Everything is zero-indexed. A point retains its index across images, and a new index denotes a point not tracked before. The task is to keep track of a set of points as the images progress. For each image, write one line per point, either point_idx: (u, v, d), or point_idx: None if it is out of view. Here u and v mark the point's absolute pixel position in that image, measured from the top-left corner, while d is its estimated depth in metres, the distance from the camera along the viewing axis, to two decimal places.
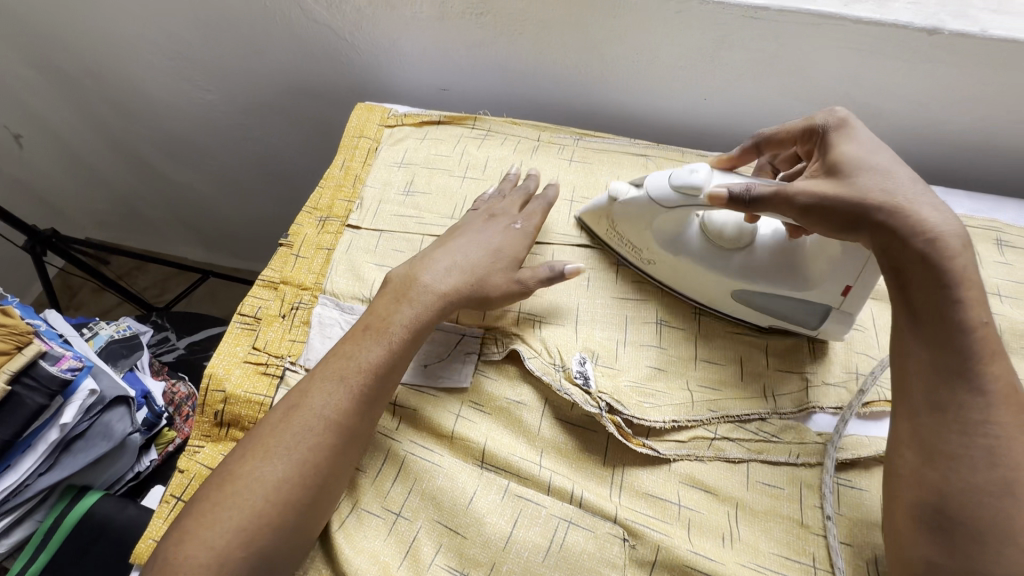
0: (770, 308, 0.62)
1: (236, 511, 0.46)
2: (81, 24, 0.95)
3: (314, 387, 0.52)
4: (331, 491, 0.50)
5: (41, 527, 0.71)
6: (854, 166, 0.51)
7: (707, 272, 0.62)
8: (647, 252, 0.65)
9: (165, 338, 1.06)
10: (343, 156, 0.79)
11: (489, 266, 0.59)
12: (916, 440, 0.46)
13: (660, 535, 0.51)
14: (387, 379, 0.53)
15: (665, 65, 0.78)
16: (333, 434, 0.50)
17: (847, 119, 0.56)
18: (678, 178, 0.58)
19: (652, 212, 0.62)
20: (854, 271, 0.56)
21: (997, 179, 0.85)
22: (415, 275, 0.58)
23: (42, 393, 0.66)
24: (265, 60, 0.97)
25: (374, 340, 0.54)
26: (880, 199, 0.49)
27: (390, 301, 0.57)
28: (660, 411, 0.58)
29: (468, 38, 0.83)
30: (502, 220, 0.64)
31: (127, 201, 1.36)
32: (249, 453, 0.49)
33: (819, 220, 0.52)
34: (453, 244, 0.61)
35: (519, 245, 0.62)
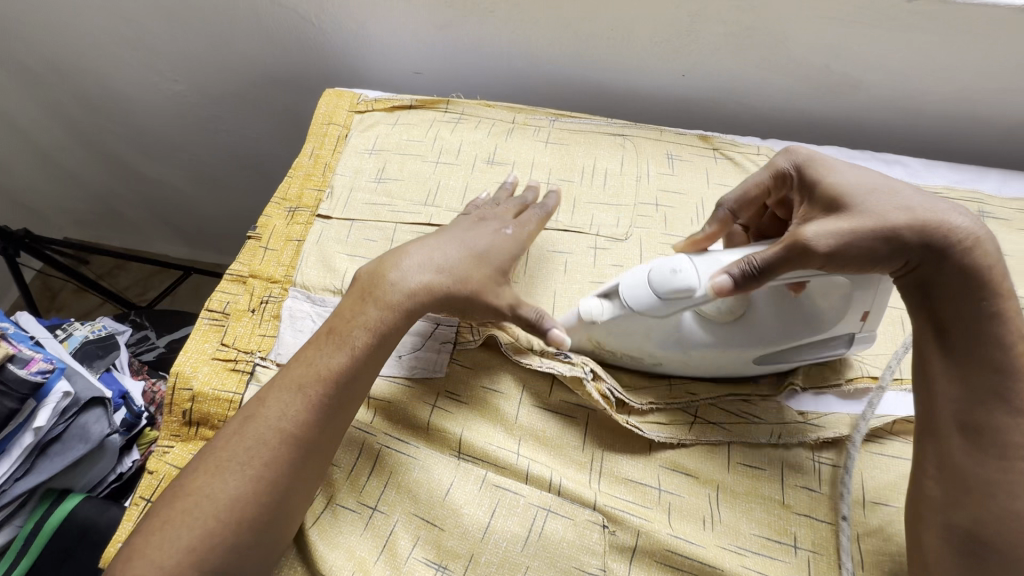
0: (799, 356, 0.57)
1: (185, 530, 0.44)
2: (38, 14, 0.91)
3: (271, 396, 0.50)
4: (291, 507, 0.48)
5: (22, 533, 0.68)
6: (856, 193, 0.48)
7: (729, 351, 0.54)
8: (650, 356, 0.57)
9: (144, 337, 1.04)
10: (312, 145, 0.77)
11: (472, 269, 0.55)
12: (947, 465, 0.46)
13: (639, 520, 0.51)
14: (347, 389, 0.50)
15: (640, 41, 0.76)
16: (289, 447, 0.47)
17: (814, 154, 0.53)
18: (660, 284, 0.50)
19: (644, 322, 0.53)
20: (870, 296, 0.53)
21: (979, 150, 0.84)
22: (380, 274, 0.55)
23: (12, 397, 0.63)
24: (232, 47, 0.94)
25: (334, 346, 0.51)
26: (903, 217, 0.46)
27: (353, 304, 0.54)
28: (638, 395, 0.58)
29: (438, 18, 0.80)
30: (494, 223, 0.60)
31: (100, 199, 1.33)
32: (202, 468, 0.47)
33: (846, 260, 0.46)
34: (432, 241, 0.57)
35: (507, 252, 0.57)
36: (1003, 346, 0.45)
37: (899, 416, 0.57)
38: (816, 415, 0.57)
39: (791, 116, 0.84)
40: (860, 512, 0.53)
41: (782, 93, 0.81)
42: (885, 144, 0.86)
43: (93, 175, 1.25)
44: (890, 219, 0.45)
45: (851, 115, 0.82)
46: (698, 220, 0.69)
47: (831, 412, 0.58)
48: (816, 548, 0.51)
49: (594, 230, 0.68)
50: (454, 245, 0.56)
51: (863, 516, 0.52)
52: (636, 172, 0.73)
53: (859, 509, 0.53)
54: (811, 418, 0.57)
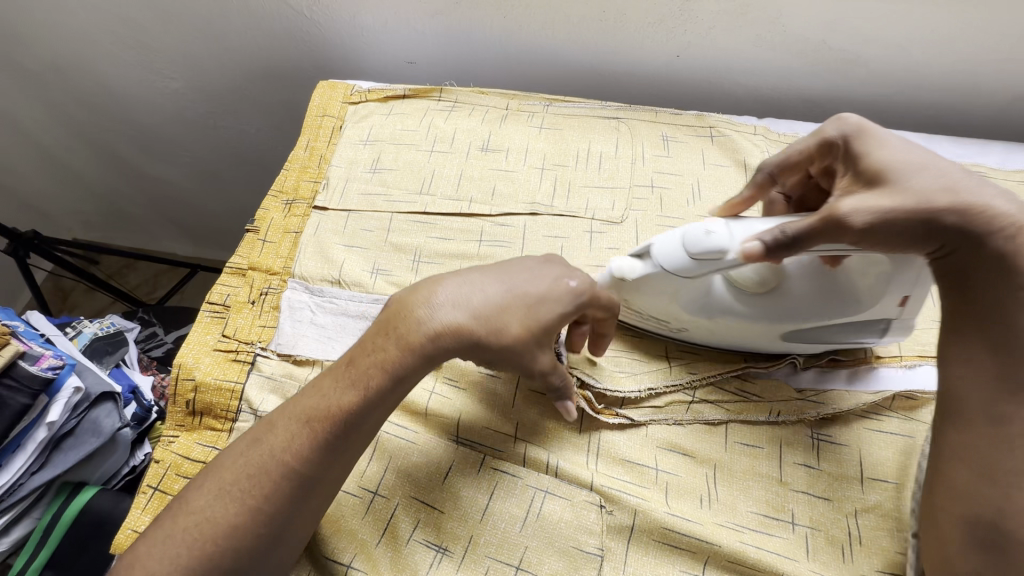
0: (830, 337, 0.56)
1: (180, 549, 0.43)
2: (35, 14, 0.91)
3: (281, 421, 0.46)
4: (289, 537, 0.46)
5: (41, 524, 0.70)
6: (902, 168, 0.45)
7: (753, 324, 0.54)
8: (676, 320, 0.57)
9: (152, 334, 1.05)
10: (307, 137, 0.77)
11: (513, 318, 0.46)
12: (971, 451, 0.43)
13: (635, 499, 0.51)
14: (355, 429, 0.46)
15: (632, 21, 0.76)
16: (289, 482, 0.44)
17: (865, 123, 0.49)
18: (692, 244, 0.50)
19: (672, 283, 0.53)
20: (912, 279, 0.51)
21: (982, 124, 0.82)
22: (409, 308, 0.47)
23: (25, 392, 0.65)
24: (228, 42, 0.94)
25: (349, 382, 0.46)
26: (947, 201, 0.43)
27: (377, 335, 0.47)
28: (636, 379, 0.58)
29: (428, 6, 0.80)
30: (561, 268, 0.50)
31: (106, 200, 1.35)
32: (208, 485, 0.45)
33: (878, 239, 0.45)
34: (475, 274, 0.48)
35: (558, 308, 0.47)
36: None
37: (898, 391, 0.57)
38: (814, 392, 0.57)
39: (789, 94, 0.83)
40: (858, 489, 0.53)
41: (779, 71, 0.79)
42: (884, 120, 0.84)
43: (97, 175, 1.27)
44: (931, 199, 0.43)
45: (849, 92, 0.81)
46: (694, 201, 0.69)
47: (829, 390, 0.58)
48: (815, 524, 0.51)
49: (589, 214, 0.68)
50: (500, 283, 0.47)
51: (861, 493, 0.52)
52: (631, 155, 0.72)
53: (857, 486, 0.53)
54: (808, 395, 0.57)
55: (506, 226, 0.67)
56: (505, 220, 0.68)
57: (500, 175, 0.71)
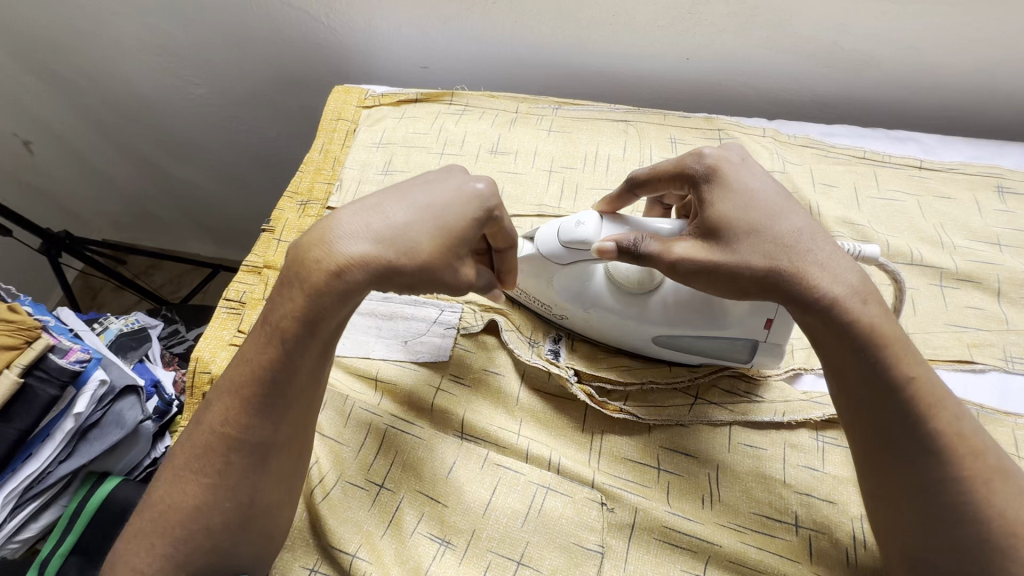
0: (696, 352, 0.57)
1: (153, 535, 0.47)
2: (70, 24, 0.96)
3: (216, 399, 0.48)
4: (263, 504, 0.48)
5: (67, 511, 0.73)
6: (734, 228, 0.44)
7: (623, 322, 0.56)
8: (555, 307, 0.59)
9: (174, 330, 1.09)
10: (322, 140, 0.80)
11: (422, 233, 0.44)
12: (877, 502, 0.45)
13: (636, 498, 0.52)
14: (284, 381, 0.46)
15: (641, 25, 0.76)
16: (235, 451, 0.46)
17: (720, 168, 0.47)
18: (565, 233, 0.53)
19: (546, 268, 0.56)
20: (773, 305, 0.52)
21: (1001, 125, 0.81)
22: (304, 254, 0.44)
23: (52, 384, 0.68)
24: (248, 47, 0.97)
25: (264, 341, 0.45)
26: (761, 266, 0.43)
27: (281, 287, 0.45)
28: (636, 374, 0.59)
29: (442, 12, 0.82)
30: (463, 174, 0.48)
31: (133, 202, 1.40)
32: (167, 476, 0.48)
33: (707, 284, 0.46)
34: (373, 199, 0.45)
35: (471, 217, 0.46)
36: (895, 390, 0.42)
37: None
38: (819, 395, 0.57)
39: (802, 95, 0.82)
40: None
41: (790, 73, 0.79)
42: (900, 122, 0.83)
43: (125, 177, 1.32)
44: (749, 262, 0.44)
45: (864, 93, 0.80)
46: None
47: (831, 392, 0.58)
48: (819, 526, 0.51)
49: None
50: (401, 202, 0.45)
51: None
52: (639, 157, 0.73)
53: None
54: (813, 397, 0.57)
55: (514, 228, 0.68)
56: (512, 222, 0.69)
57: (508, 178, 0.72)
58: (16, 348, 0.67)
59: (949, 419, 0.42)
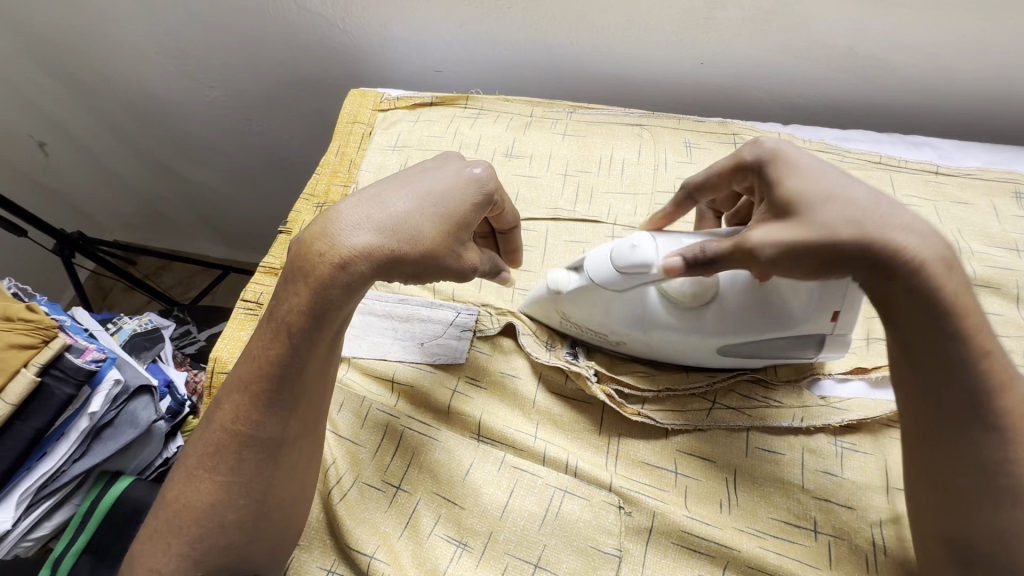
0: (766, 353, 0.55)
1: (172, 532, 0.47)
2: (88, 27, 0.97)
3: (226, 396, 0.48)
4: (276, 500, 0.48)
5: (80, 510, 0.74)
6: (810, 200, 0.43)
7: (687, 337, 0.54)
8: (612, 333, 0.57)
9: (186, 331, 1.10)
10: (338, 142, 0.81)
11: (425, 221, 0.44)
12: (931, 478, 0.44)
13: (654, 501, 0.52)
14: (292, 376, 0.46)
15: (656, 31, 0.76)
16: (247, 447, 0.47)
17: (778, 149, 0.46)
18: (619, 259, 0.50)
19: (601, 297, 0.54)
20: (840, 295, 0.50)
21: (1016, 130, 0.80)
22: (308, 247, 0.44)
23: (69, 382, 0.69)
24: (263, 50, 0.98)
25: (273, 335, 0.46)
26: (849, 233, 0.41)
27: (286, 282, 0.45)
28: (654, 380, 0.58)
29: (457, 16, 0.82)
30: (459, 161, 0.49)
31: (146, 203, 1.41)
32: (182, 474, 0.48)
33: (788, 268, 0.43)
34: (372, 189, 0.45)
35: (470, 202, 0.47)
36: (970, 364, 0.41)
37: None
38: (839, 399, 0.57)
39: (815, 100, 0.83)
40: (882, 498, 0.52)
41: (805, 78, 0.79)
42: (914, 127, 0.83)
43: (139, 178, 1.33)
44: (835, 234, 0.41)
45: (878, 98, 0.80)
46: None
47: (853, 397, 0.57)
48: (838, 532, 0.50)
49: (611, 219, 0.69)
50: (401, 190, 0.45)
51: (886, 501, 0.52)
52: (653, 161, 0.73)
53: (882, 495, 0.52)
54: (832, 402, 0.57)
55: (530, 231, 0.68)
56: (528, 225, 0.69)
57: (523, 181, 0.72)
58: (34, 348, 0.67)
59: (1017, 398, 0.41)
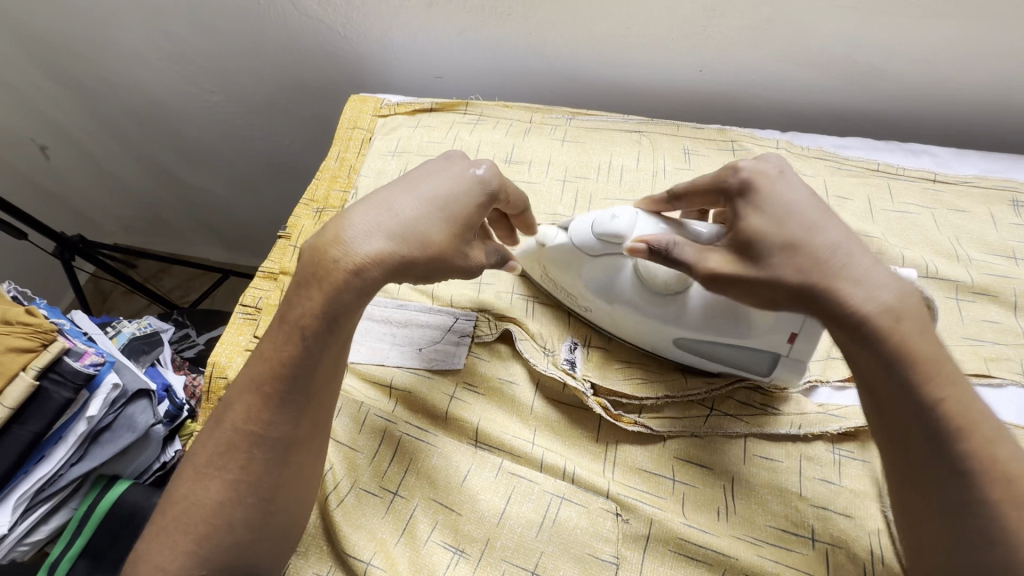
0: (719, 359, 0.56)
1: (180, 531, 0.46)
2: (90, 31, 0.97)
3: (237, 396, 0.48)
4: (284, 500, 0.48)
5: (76, 514, 0.73)
6: (767, 241, 0.44)
7: (645, 320, 0.56)
8: (581, 299, 0.59)
9: (185, 335, 1.10)
10: (338, 148, 0.81)
11: (433, 226, 0.45)
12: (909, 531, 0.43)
13: (652, 509, 0.51)
14: (304, 378, 0.46)
15: (655, 38, 0.77)
16: (257, 448, 0.47)
17: (754, 177, 0.46)
18: (600, 226, 0.54)
19: (581, 258, 0.57)
20: (799, 319, 0.51)
21: (1013, 138, 0.81)
22: (322, 251, 0.44)
23: (67, 386, 0.69)
24: (264, 56, 0.98)
25: (285, 337, 0.46)
26: (792, 279, 0.42)
27: (299, 286, 0.45)
28: (652, 388, 0.58)
29: (457, 23, 0.83)
30: (463, 161, 0.50)
31: (147, 207, 1.41)
32: (189, 473, 0.48)
33: (739, 295, 0.46)
34: (380, 194, 0.46)
35: (476, 204, 0.48)
36: (930, 411, 0.40)
37: None
38: (836, 407, 0.57)
39: (814, 108, 0.83)
40: (880, 506, 0.52)
41: (803, 85, 0.80)
42: (912, 134, 0.84)
43: (139, 182, 1.33)
44: (777, 276, 0.43)
45: (876, 105, 0.80)
46: None
47: (851, 405, 0.57)
48: (836, 541, 0.50)
49: None
50: (409, 195, 0.46)
51: (883, 510, 0.51)
52: (652, 168, 0.73)
53: (880, 503, 0.52)
54: (830, 409, 0.57)
55: None
56: None
57: (522, 187, 0.73)
58: (32, 351, 0.67)
59: (987, 446, 0.39)
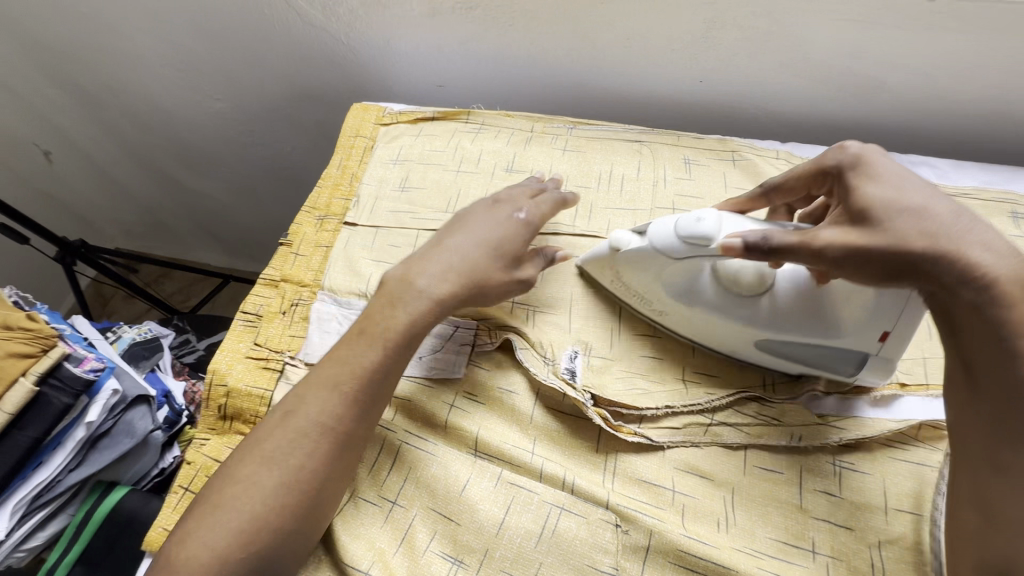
0: (801, 356, 0.56)
1: (235, 514, 0.47)
2: (95, 37, 0.98)
3: (310, 391, 0.52)
4: (333, 493, 0.51)
5: (73, 521, 0.74)
6: (886, 208, 0.45)
7: (725, 322, 0.56)
8: (657, 303, 0.60)
9: (186, 340, 1.10)
10: (340, 156, 0.81)
11: (488, 266, 0.56)
12: (976, 495, 0.42)
13: (652, 520, 0.51)
14: (381, 382, 0.52)
15: (656, 49, 0.78)
16: (327, 439, 0.50)
17: (863, 157, 0.50)
18: (683, 228, 0.53)
19: (659, 262, 0.57)
20: (893, 315, 0.51)
21: (1013, 151, 0.81)
22: (409, 280, 0.55)
23: (67, 392, 0.68)
24: (268, 64, 0.99)
25: (367, 345, 0.53)
26: (921, 244, 0.43)
27: (386, 305, 0.55)
28: (652, 397, 0.58)
29: (459, 33, 0.84)
30: (509, 206, 0.61)
31: (149, 211, 1.42)
32: (250, 457, 0.50)
33: (855, 272, 0.46)
34: (444, 241, 0.58)
35: (521, 242, 0.59)
36: None
37: (923, 421, 0.56)
38: (837, 417, 0.56)
39: (814, 119, 0.83)
40: (881, 519, 0.51)
41: (803, 96, 0.80)
42: (912, 146, 0.84)
43: (141, 186, 1.34)
44: (906, 242, 0.43)
45: (876, 117, 0.81)
46: None
47: (852, 415, 0.57)
48: (836, 553, 0.50)
49: (611, 234, 0.70)
50: (469, 241, 0.57)
51: (885, 523, 0.51)
52: (653, 177, 0.74)
53: (881, 516, 0.51)
54: (831, 420, 0.56)
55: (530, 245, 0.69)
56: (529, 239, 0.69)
57: None
58: (32, 356, 0.67)
59: None
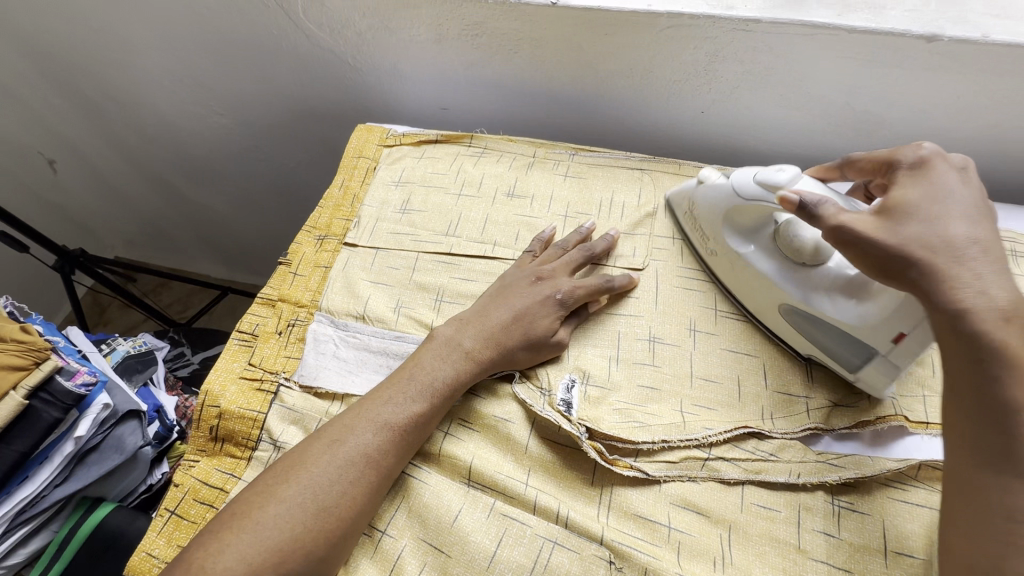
0: (818, 334, 0.58)
1: (274, 531, 0.48)
2: (105, 50, 0.99)
3: (358, 424, 0.54)
4: (362, 526, 0.52)
5: (56, 538, 0.72)
6: (909, 212, 0.48)
7: (762, 276, 0.61)
8: (714, 240, 0.65)
9: (180, 354, 1.09)
10: (343, 176, 0.82)
11: (518, 340, 0.60)
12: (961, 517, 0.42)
13: (648, 558, 0.50)
14: (425, 426, 0.56)
15: (659, 79, 0.78)
16: (371, 471, 0.52)
17: (927, 160, 0.51)
18: (762, 175, 0.58)
19: (730, 201, 0.62)
20: (914, 319, 0.50)
21: (1012, 188, 0.81)
22: (457, 339, 0.60)
23: (57, 406, 0.67)
24: (274, 83, 1.00)
25: (416, 392, 0.56)
26: (919, 256, 0.45)
27: (438, 353, 0.59)
28: (650, 431, 0.57)
29: (465, 58, 0.85)
30: (549, 283, 0.64)
31: (151, 221, 1.42)
32: (291, 479, 0.51)
33: (854, 256, 0.49)
34: (483, 309, 0.63)
35: (552, 316, 0.62)
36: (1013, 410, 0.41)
37: (922, 460, 0.55)
38: (836, 455, 0.56)
39: (813, 152, 0.84)
40: (880, 562, 0.50)
41: (801, 130, 0.81)
42: None
43: (144, 197, 1.34)
44: (906, 248, 0.46)
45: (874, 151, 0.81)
46: None
47: (851, 453, 0.56)
48: None
49: (611, 261, 0.69)
50: (507, 310, 0.62)
51: (883, 566, 0.50)
52: (653, 206, 0.74)
53: (880, 559, 0.50)
54: (830, 458, 0.56)
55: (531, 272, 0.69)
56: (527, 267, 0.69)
57: (523, 222, 0.73)
58: (25, 369, 0.66)
59: None
